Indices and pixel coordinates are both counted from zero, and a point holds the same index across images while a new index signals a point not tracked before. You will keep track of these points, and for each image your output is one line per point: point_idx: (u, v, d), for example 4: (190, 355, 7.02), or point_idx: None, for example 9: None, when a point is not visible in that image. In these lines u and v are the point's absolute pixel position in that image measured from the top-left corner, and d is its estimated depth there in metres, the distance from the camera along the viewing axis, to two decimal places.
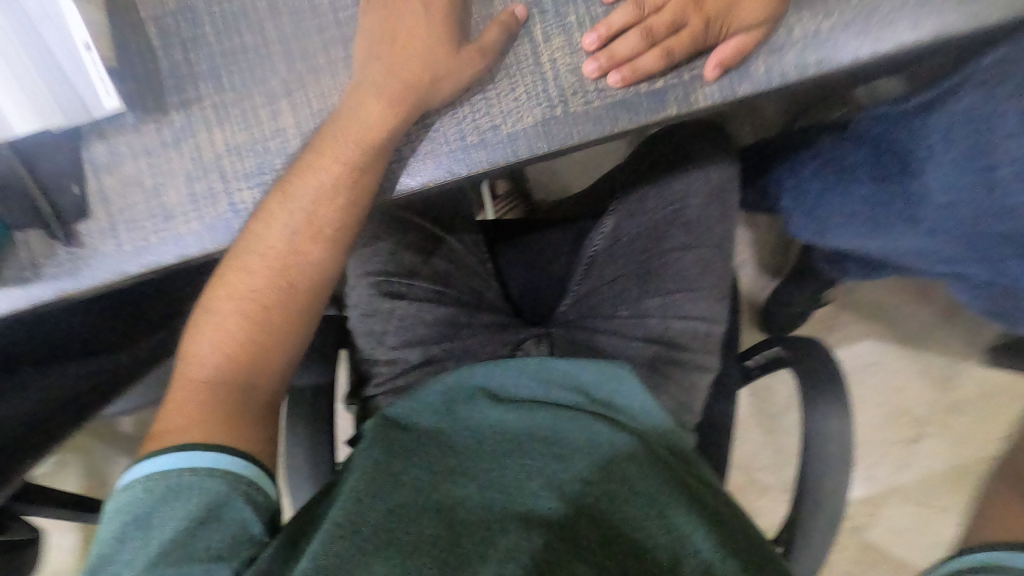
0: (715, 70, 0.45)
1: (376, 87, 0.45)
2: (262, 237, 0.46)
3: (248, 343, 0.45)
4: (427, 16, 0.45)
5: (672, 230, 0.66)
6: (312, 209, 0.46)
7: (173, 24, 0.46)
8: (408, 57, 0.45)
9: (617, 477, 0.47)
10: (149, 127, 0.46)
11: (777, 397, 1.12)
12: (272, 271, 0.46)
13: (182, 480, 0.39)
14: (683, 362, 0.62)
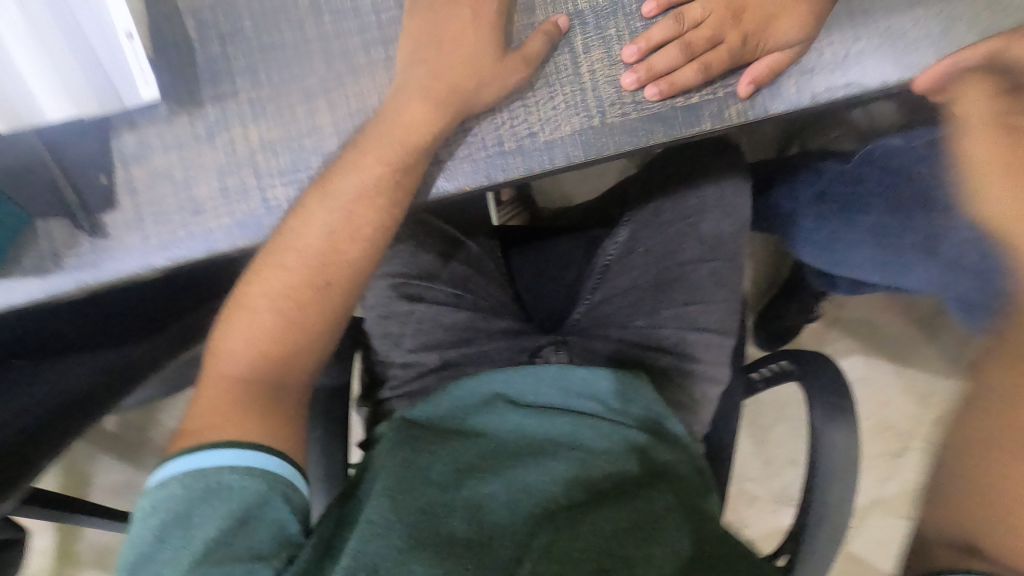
0: (749, 87, 0.46)
1: (422, 91, 0.45)
2: (298, 236, 0.45)
3: (282, 341, 0.45)
4: (474, 21, 0.46)
5: (686, 241, 0.67)
6: (351, 209, 0.46)
7: (211, 18, 0.46)
8: (453, 61, 0.46)
9: (634, 485, 0.49)
10: (182, 119, 0.45)
11: (767, 409, 1.15)
12: (309, 269, 0.46)
13: (220, 479, 0.40)
14: (696, 374, 0.63)
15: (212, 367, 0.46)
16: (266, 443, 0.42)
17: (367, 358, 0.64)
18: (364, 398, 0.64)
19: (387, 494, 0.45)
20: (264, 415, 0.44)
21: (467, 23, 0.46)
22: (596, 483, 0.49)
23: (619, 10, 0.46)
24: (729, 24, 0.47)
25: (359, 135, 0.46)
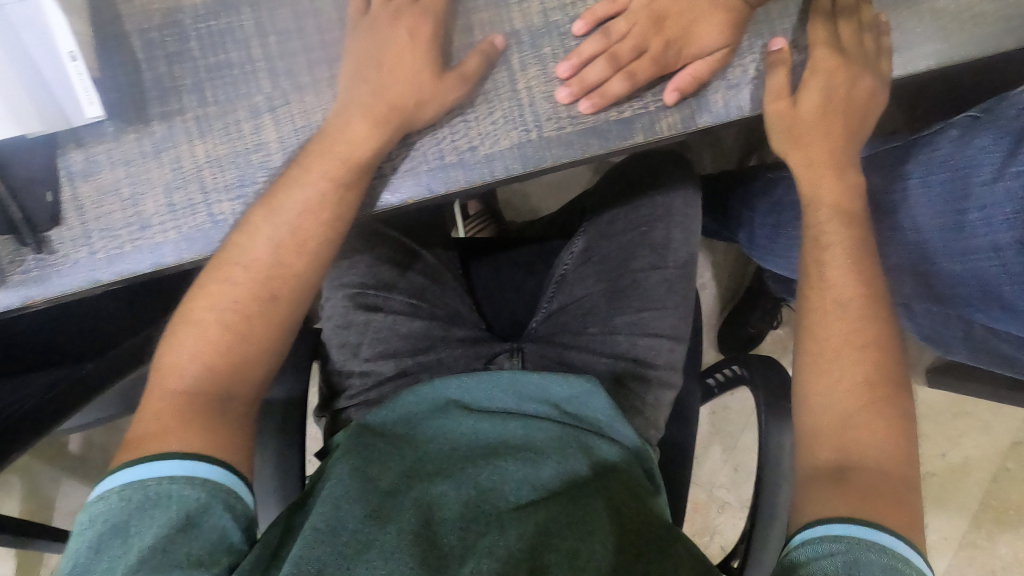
0: (674, 95, 0.48)
1: (364, 107, 0.47)
2: (244, 250, 0.46)
3: (229, 353, 0.46)
4: (413, 41, 0.48)
5: (639, 250, 0.68)
6: (296, 223, 0.47)
7: (158, 38, 0.47)
8: (394, 79, 0.47)
9: (582, 486, 0.51)
10: (129, 137, 0.47)
11: (736, 416, 1.17)
12: (254, 281, 0.47)
13: (160, 489, 0.40)
14: (650, 380, 0.64)
15: (159, 381, 0.46)
16: (212, 450, 0.43)
17: (325, 369, 0.64)
18: (321, 409, 0.64)
19: (335, 502, 0.45)
20: (211, 424, 0.44)
21: (406, 42, 0.48)
22: (545, 484, 0.50)
23: (554, 30, 0.49)
24: (652, 32, 0.49)
25: (303, 150, 0.47)
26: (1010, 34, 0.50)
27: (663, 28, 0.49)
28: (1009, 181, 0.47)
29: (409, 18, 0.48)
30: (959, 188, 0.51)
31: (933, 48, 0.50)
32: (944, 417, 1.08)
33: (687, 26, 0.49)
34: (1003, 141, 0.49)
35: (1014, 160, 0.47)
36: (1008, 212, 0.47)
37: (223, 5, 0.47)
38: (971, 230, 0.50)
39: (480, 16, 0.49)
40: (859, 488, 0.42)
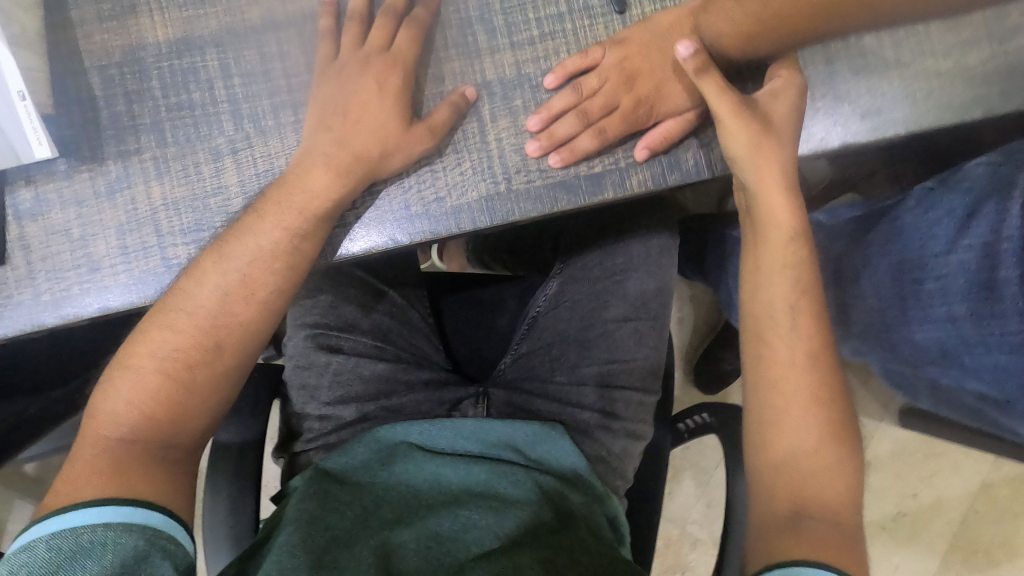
0: (644, 152, 0.48)
1: (330, 154, 0.46)
2: (192, 297, 0.45)
3: (169, 403, 0.44)
4: (382, 89, 0.47)
5: (611, 299, 0.68)
6: (247, 271, 0.45)
7: (118, 75, 0.46)
8: (360, 128, 0.46)
9: (547, 531, 0.48)
10: (82, 175, 0.45)
11: (710, 452, 1.16)
12: (200, 330, 0.45)
13: (93, 537, 0.38)
14: (616, 428, 0.63)
15: (94, 429, 0.44)
16: (154, 503, 0.41)
17: (285, 410, 0.63)
18: (280, 449, 0.62)
19: (289, 555, 0.43)
20: (155, 474, 0.43)
21: (376, 87, 0.47)
22: (510, 531, 0.48)
23: (527, 82, 0.48)
24: (624, 89, 0.49)
25: (264, 195, 0.46)
26: (976, 102, 0.50)
27: (635, 83, 0.49)
28: (961, 253, 0.48)
29: (379, 63, 0.47)
30: (917, 258, 0.51)
31: (902, 114, 0.50)
32: (916, 459, 1.08)
33: (658, 83, 0.49)
34: (955, 212, 0.50)
35: (966, 232, 0.48)
36: (961, 282, 0.47)
37: (187, 45, 0.46)
38: (928, 299, 0.50)
39: (451, 66, 0.48)
40: (813, 535, 0.42)
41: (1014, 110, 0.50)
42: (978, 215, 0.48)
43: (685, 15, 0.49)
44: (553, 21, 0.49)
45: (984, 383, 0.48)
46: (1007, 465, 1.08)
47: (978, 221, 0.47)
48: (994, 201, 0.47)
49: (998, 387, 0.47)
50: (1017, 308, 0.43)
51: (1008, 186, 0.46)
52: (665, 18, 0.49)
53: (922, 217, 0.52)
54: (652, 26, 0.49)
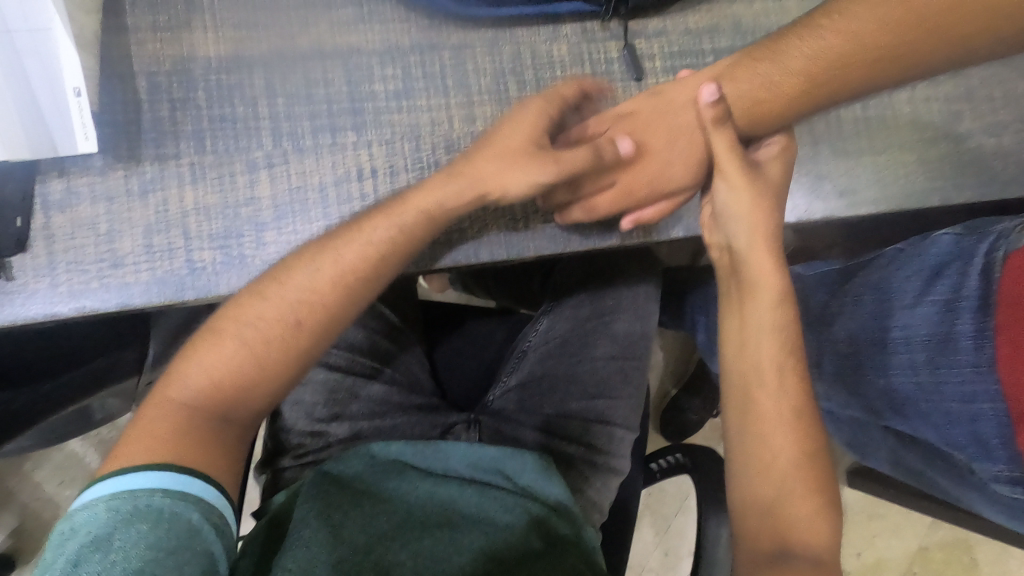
0: (630, 224, 0.52)
1: (470, 165, 0.49)
2: (283, 280, 0.47)
3: (243, 371, 0.46)
4: (539, 117, 0.50)
5: (600, 339, 0.71)
6: (347, 261, 0.47)
7: (164, 82, 0.48)
8: (500, 146, 0.49)
9: (535, 557, 0.49)
10: (117, 173, 0.46)
11: (671, 499, 1.18)
12: (290, 308, 0.47)
13: (152, 501, 0.39)
14: (598, 464, 0.65)
15: (165, 388, 0.46)
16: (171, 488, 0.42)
17: (273, 424, 0.63)
18: (263, 465, 0.62)
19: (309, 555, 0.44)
20: (198, 439, 0.44)
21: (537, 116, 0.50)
22: (501, 552, 0.49)
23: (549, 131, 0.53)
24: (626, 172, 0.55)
25: (297, 210, 0.48)
26: (935, 191, 0.57)
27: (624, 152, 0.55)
28: (927, 308, 0.54)
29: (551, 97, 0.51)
30: (884, 311, 0.58)
31: (873, 195, 0.57)
32: (862, 518, 1.14)
33: (648, 152, 0.55)
34: (923, 270, 0.56)
35: (930, 289, 0.54)
36: (924, 334, 0.54)
37: (236, 63, 0.49)
38: (893, 346, 0.56)
39: (483, 109, 0.52)
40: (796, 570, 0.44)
41: (966, 199, 0.57)
42: (944, 274, 0.54)
43: (691, 84, 0.54)
44: (577, 80, 0.54)
45: (939, 434, 0.54)
46: (943, 529, 1.14)
47: (943, 280, 0.54)
48: (958, 263, 0.54)
49: (948, 436, 0.53)
50: (970, 359, 0.50)
51: (969, 253, 0.53)
52: (676, 86, 0.54)
53: (893, 275, 0.59)
54: (659, 95, 0.54)
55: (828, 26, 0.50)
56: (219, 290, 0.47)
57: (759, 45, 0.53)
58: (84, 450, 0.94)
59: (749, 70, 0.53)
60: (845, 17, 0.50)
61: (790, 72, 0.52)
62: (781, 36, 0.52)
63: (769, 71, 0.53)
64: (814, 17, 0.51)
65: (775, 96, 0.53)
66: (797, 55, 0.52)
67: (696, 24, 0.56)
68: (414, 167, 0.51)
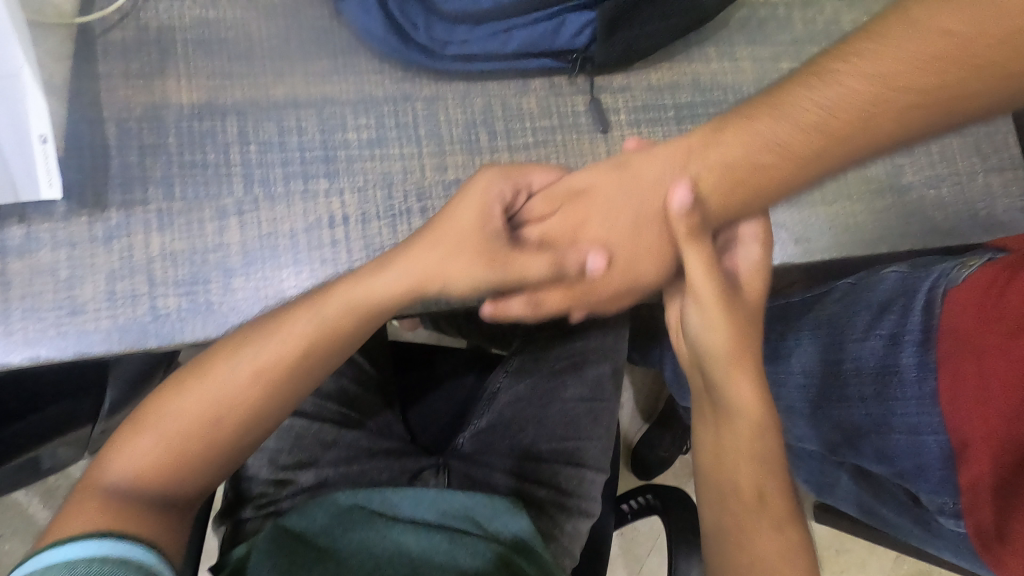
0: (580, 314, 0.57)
1: (408, 250, 0.48)
2: (209, 372, 0.45)
3: (165, 463, 0.44)
4: (487, 197, 0.50)
5: (570, 381, 0.71)
6: (272, 350, 0.46)
7: (135, 129, 0.48)
8: (443, 230, 0.49)
9: None
10: (81, 219, 0.45)
11: (643, 539, 1.17)
12: (212, 399, 0.45)
13: (87, 569, 0.35)
14: (569, 508, 0.65)
15: (89, 476, 0.43)
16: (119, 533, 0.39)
17: (235, 473, 0.61)
18: (222, 516, 0.60)
19: None
20: (122, 517, 0.41)
21: (486, 197, 0.50)
22: None
23: None
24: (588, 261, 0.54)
25: (267, 256, 0.48)
26: (882, 240, 0.61)
27: (575, 235, 0.54)
28: (874, 341, 0.57)
29: (504, 175, 0.51)
30: (837, 344, 0.60)
31: (826, 244, 0.60)
32: (829, 553, 1.15)
33: (609, 225, 0.54)
34: (871, 306, 0.59)
35: (877, 323, 0.58)
36: (873, 368, 0.57)
37: (209, 110, 0.49)
38: (846, 378, 0.59)
39: (455, 159, 0.53)
40: None
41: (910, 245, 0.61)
42: (889, 311, 0.58)
43: (668, 152, 0.52)
44: (546, 132, 0.56)
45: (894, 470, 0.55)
46: (906, 562, 1.16)
47: (889, 316, 0.57)
48: (902, 300, 0.57)
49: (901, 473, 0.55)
50: (916, 391, 0.53)
51: (912, 290, 0.57)
52: (642, 154, 0.53)
53: (845, 313, 0.61)
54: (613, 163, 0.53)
55: (836, 71, 0.45)
56: (183, 338, 0.46)
57: (761, 98, 0.49)
58: (29, 501, 0.88)
59: (747, 126, 0.49)
60: (858, 61, 0.44)
61: (800, 124, 0.47)
62: (784, 86, 0.48)
63: (771, 130, 0.48)
64: (820, 61, 0.47)
65: (786, 153, 0.48)
66: (806, 107, 0.47)
67: (658, 81, 0.59)
68: (386, 214, 0.51)
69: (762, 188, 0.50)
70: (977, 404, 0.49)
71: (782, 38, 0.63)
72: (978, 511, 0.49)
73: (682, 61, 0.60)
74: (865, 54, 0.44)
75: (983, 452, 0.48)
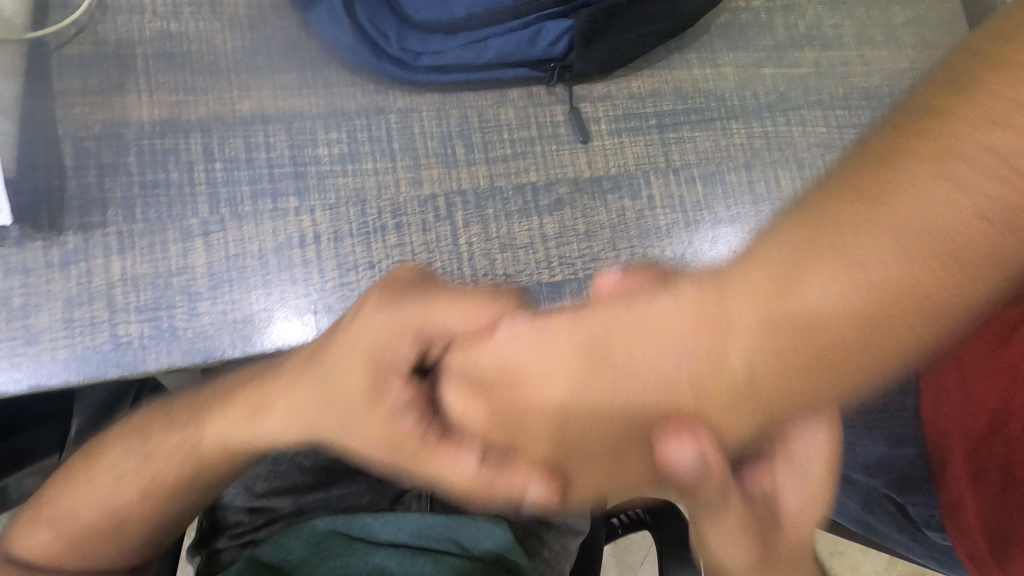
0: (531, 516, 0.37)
1: (289, 381, 0.38)
2: (102, 461, 0.44)
3: (58, 548, 0.43)
4: (383, 346, 0.36)
5: None
6: (150, 457, 0.42)
7: (93, 148, 0.45)
8: (324, 376, 0.37)
9: None
10: (35, 244, 0.43)
11: (637, 549, 1.16)
12: (100, 492, 0.43)
13: None
14: (557, 526, 0.63)
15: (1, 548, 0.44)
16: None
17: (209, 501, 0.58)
18: (194, 548, 0.57)
19: None
20: None
21: (382, 333, 0.36)
22: None
23: (499, 194, 0.53)
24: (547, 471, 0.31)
25: (234, 277, 0.46)
26: None
27: (550, 428, 0.30)
28: None
29: (404, 313, 0.36)
30: None
31: None
32: (824, 557, 1.14)
33: (594, 412, 0.29)
34: None
35: None
36: None
37: (172, 126, 0.47)
38: None
39: (431, 172, 0.52)
40: None
41: None
42: None
43: (685, 300, 0.29)
44: (525, 143, 0.54)
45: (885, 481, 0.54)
46: (901, 565, 1.16)
47: None
48: None
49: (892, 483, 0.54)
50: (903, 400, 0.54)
51: None
52: (633, 293, 0.31)
53: None
54: (598, 313, 0.30)
55: (957, 158, 0.26)
56: (146, 366, 0.44)
57: (809, 202, 0.29)
58: None
59: (840, 241, 0.26)
60: (957, 164, 0.26)
61: (904, 248, 0.25)
62: (846, 186, 0.28)
63: (898, 213, 0.26)
64: (895, 143, 0.28)
65: (895, 305, 0.25)
66: (896, 238, 0.26)
67: (639, 88, 0.58)
68: (360, 232, 0.49)
69: (858, 353, 0.26)
70: (957, 417, 0.50)
71: (763, 44, 0.62)
72: (968, 537, 0.48)
73: (664, 68, 0.59)
74: (977, 133, 0.25)
75: (960, 471, 0.49)
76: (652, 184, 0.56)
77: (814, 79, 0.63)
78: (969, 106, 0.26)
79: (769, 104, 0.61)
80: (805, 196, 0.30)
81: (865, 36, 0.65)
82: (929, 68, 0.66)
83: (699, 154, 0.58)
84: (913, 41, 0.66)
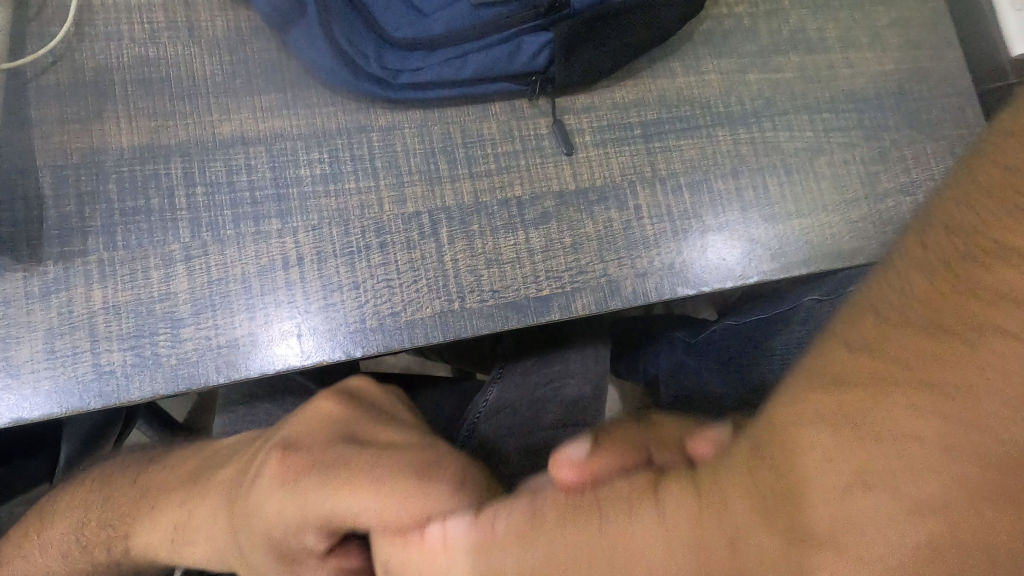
0: None
1: (211, 515, 0.42)
2: (51, 530, 0.50)
3: None
4: (290, 526, 0.34)
5: (552, 407, 0.68)
6: (92, 537, 0.48)
7: (72, 176, 0.45)
8: (238, 529, 0.38)
9: None
10: (15, 275, 0.43)
11: None
12: (50, 556, 0.49)
13: None
14: None
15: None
16: None
17: None
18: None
19: None
20: None
21: (285, 521, 0.35)
22: None
23: (483, 209, 0.52)
24: None
25: (217, 302, 0.46)
26: (860, 249, 0.59)
27: None
28: None
29: (301, 493, 0.34)
30: None
31: (802, 257, 0.58)
32: None
33: None
34: None
35: None
36: None
37: (151, 152, 0.47)
38: None
39: (414, 190, 0.51)
40: None
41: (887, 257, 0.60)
42: None
43: (677, 513, 0.25)
44: (509, 157, 0.54)
45: None
46: None
47: None
48: None
49: None
50: None
51: None
52: (606, 488, 0.27)
53: None
54: (581, 510, 0.27)
55: (963, 375, 0.23)
56: (129, 396, 0.43)
57: (802, 409, 0.25)
58: None
59: (875, 478, 0.22)
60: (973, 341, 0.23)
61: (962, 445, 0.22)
62: (846, 396, 0.24)
63: (929, 441, 0.22)
64: (886, 343, 0.25)
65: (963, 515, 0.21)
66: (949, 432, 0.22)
67: (623, 99, 0.57)
68: (343, 252, 0.49)
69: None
70: None
71: (747, 50, 0.62)
72: None
73: (647, 77, 0.59)
74: (979, 344, 0.23)
75: None
76: (639, 195, 0.56)
77: (799, 83, 0.62)
78: (955, 306, 0.25)
79: (754, 110, 0.60)
80: (784, 396, 0.26)
81: (850, 39, 0.65)
82: (914, 69, 0.65)
83: (685, 162, 0.58)
84: (898, 42, 0.66)
